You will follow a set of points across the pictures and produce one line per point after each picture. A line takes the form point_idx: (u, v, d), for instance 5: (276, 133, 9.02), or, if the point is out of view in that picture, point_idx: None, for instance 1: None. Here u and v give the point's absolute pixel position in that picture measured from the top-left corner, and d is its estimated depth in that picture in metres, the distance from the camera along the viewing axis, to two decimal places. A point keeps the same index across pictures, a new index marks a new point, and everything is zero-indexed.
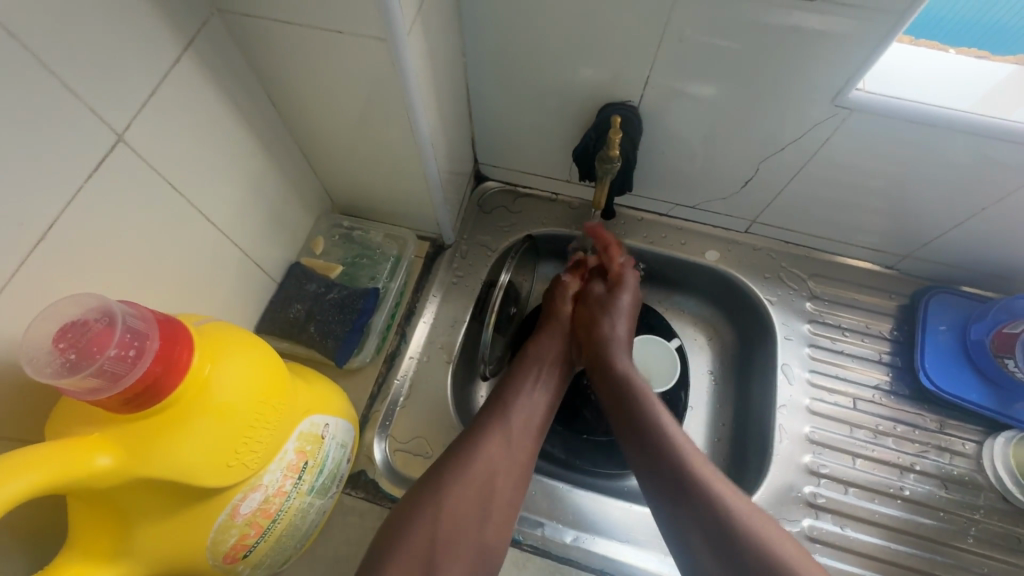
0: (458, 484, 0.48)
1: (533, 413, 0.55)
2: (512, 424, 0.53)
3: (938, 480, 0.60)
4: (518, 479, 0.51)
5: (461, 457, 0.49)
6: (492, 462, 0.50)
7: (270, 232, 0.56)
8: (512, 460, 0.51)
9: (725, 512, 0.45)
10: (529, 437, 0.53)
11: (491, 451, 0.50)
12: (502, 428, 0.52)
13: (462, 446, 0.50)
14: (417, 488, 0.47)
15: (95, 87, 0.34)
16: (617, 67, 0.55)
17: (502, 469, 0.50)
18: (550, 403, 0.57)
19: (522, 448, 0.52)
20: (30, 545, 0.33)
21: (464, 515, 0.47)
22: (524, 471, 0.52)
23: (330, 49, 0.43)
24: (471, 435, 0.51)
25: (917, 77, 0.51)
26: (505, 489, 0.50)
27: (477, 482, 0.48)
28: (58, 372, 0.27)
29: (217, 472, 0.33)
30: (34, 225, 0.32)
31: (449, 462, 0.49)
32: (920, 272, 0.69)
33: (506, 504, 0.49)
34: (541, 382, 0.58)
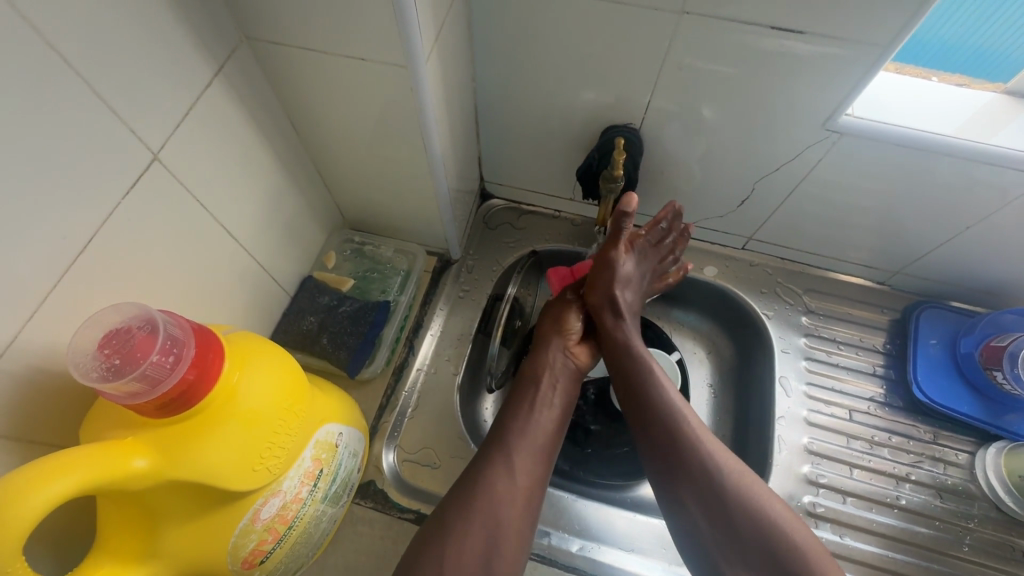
0: (464, 522, 0.45)
1: (535, 436, 0.51)
2: (514, 451, 0.49)
3: (933, 490, 0.62)
4: (527, 506, 0.47)
5: (463, 493, 0.47)
6: (497, 493, 0.47)
7: (285, 247, 0.58)
8: (520, 486, 0.48)
9: (741, 505, 0.45)
10: (534, 462, 0.50)
11: (495, 483, 0.47)
12: (503, 456, 0.49)
13: (468, 481, 0.47)
14: (423, 533, 0.45)
15: (136, 110, 0.36)
16: (619, 92, 0.58)
17: (512, 499, 0.47)
18: (554, 424, 0.53)
19: (528, 474, 0.49)
20: (55, 548, 0.34)
21: (475, 550, 0.44)
22: (534, 496, 0.48)
23: (351, 73, 0.46)
24: (475, 469, 0.48)
25: (903, 103, 0.54)
26: (514, 520, 0.46)
27: (484, 517, 0.45)
28: (104, 376, 0.29)
29: (243, 476, 0.35)
30: (76, 238, 0.34)
31: (453, 502, 0.46)
32: (911, 288, 0.72)
33: (517, 534, 0.46)
34: (541, 402, 0.54)
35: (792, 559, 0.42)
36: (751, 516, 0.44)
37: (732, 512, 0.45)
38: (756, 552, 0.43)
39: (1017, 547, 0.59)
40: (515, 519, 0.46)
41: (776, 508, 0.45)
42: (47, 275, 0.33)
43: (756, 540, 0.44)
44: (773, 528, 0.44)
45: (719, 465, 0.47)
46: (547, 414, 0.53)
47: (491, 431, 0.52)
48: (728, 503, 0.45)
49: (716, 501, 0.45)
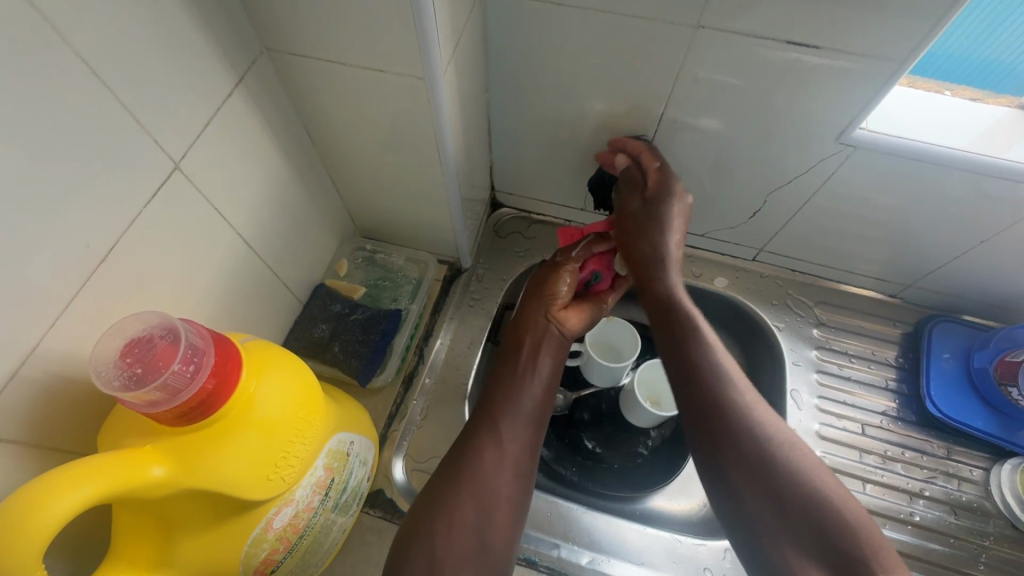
0: (454, 497, 0.44)
1: (522, 402, 0.50)
2: (500, 419, 0.49)
3: (948, 506, 0.61)
4: (517, 473, 0.46)
5: (451, 469, 0.46)
6: (484, 463, 0.46)
7: (298, 254, 0.58)
8: (510, 454, 0.47)
9: (788, 476, 0.42)
10: (522, 428, 0.49)
11: (484, 452, 0.46)
12: (491, 425, 0.48)
13: (456, 454, 0.47)
14: (416, 508, 0.44)
15: (158, 120, 0.36)
16: (632, 104, 0.58)
17: (500, 468, 0.46)
18: (542, 391, 0.52)
19: (518, 440, 0.48)
20: (70, 555, 0.34)
21: (467, 518, 0.43)
22: (523, 465, 0.47)
23: (368, 84, 0.46)
24: (463, 439, 0.48)
25: (918, 117, 0.54)
26: (504, 488, 0.45)
27: (473, 487, 0.44)
28: (125, 385, 0.30)
29: (257, 485, 0.35)
30: (98, 245, 0.35)
31: (442, 477, 0.45)
32: (922, 301, 0.72)
33: (509, 501, 0.45)
34: (530, 365, 0.53)
35: (848, 542, 0.39)
36: (801, 490, 0.41)
37: (778, 488, 0.42)
38: (807, 528, 0.40)
39: None
40: (506, 488, 0.45)
41: (828, 483, 0.42)
42: (70, 282, 0.33)
43: (807, 518, 0.40)
44: (825, 504, 0.40)
45: (766, 436, 0.44)
46: (534, 380, 0.52)
47: (479, 403, 0.51)
48: (777, 477, 0.42)
49: (760, 475, 0.42)
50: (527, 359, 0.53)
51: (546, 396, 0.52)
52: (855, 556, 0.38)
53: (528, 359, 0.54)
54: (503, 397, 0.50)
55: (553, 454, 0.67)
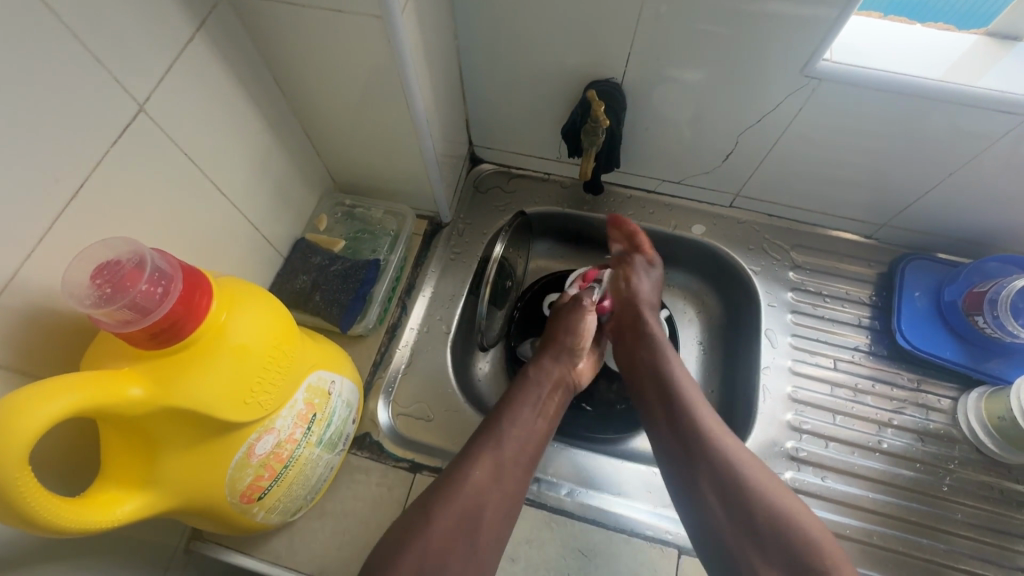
0: (455, 497, 0.49)
1: (529, 441, 0.55)
2: (504, 452, 0.53)
3: (916, 434, 0.63)
4: (506, 500, 0.51)
5: (452, 479, 0.50)
6: (485, 478, 0.51)
7: (277, 208, 0.60)
8: (502, 480, 0.51)
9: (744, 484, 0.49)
10: (517, 469, 0.53)
11: (478, 473, 0.51)
12: (495, 446, 0.53)
13: (455, 474, 0.50)
14: (419, 503, 0.49)
15: (117, 59, 0.37)
16: (601, 47, 0.58)
17: (491, 493, 0.50)
18: (544, 431, 0.57)
19: (512, 476, 0.52)
20: (65, 477, 0.37)
21: (461, 523, 0.48)
22: (513, 498, 0.52)
23: (331, 27, 0.46)
24: (467, 456, 0.52)
25: (884, 46, 0.54)
26: (495, 515, 0.50)
27: (466, 501, 0.49)
28: (96, 303, 0.32)
29: (235, 408, 0.37)
30: (67, 182, 0.36)
31: (446, 478, 0.50)
32: (898, 241, 0.72)
33: (496, 521, 0.50)
34: (539, 409, 0.58)
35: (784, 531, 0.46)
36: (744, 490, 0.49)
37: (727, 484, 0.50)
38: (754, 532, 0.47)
39: (998, 487, 0.61)
40: (492, 514, 0.50)
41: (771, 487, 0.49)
42: (39, 217, 0.35)
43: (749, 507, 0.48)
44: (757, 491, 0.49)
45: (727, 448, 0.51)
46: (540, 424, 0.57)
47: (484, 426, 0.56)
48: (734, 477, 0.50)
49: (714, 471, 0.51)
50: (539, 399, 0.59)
51: (545, 438, 0.57)
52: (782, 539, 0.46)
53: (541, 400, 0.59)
54: (513, 429, 0.55)
55: None
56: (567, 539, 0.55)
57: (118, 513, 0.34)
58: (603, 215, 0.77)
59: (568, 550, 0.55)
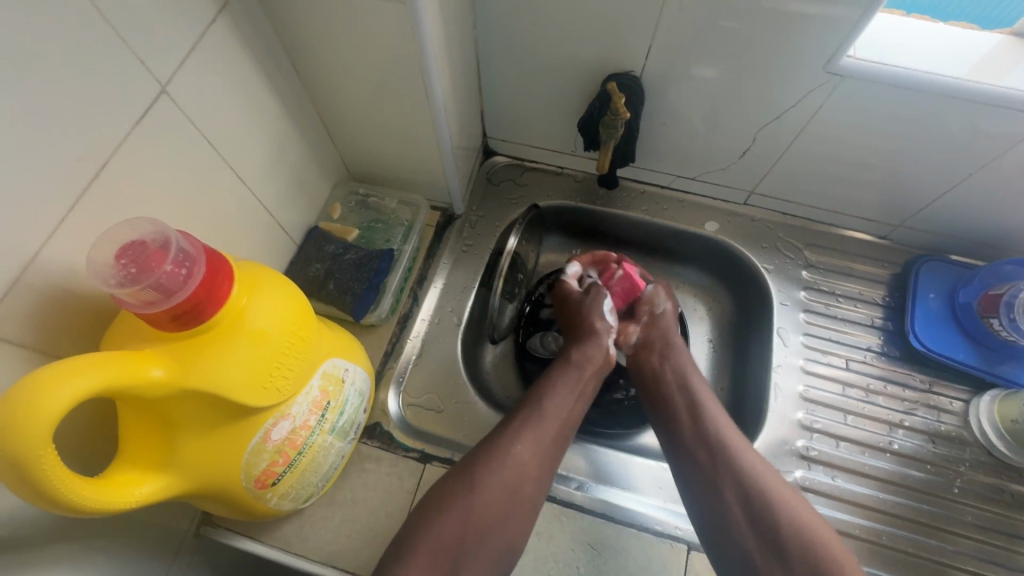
0: (484, 484, 0.49)
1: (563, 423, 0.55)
2: (544, 429, 0.53)
3: (926, 436, 0.63)
4: (535, 494, 0.50)
5: (484, 459, 0.50)
6: (522, 461, 0.51)
7: (291, 195, 0.59)
8: (541, 463, 0.51)
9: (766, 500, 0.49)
10: (553, 448, 0.53)
11: (519, 459, 0.51)
12: (534, 432, 0.53)
13: (488, 455, 0.51)
14: (445, 490, 0.49)
15: (141, 40, 0.37)
16: (621, 40, 0.57)
17: (528, 476, 0.51)
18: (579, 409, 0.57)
19: (551, 453, 0.53)
20: (83, 458, 0.37)
21: (487, 512, 0.48)
22: (547, 477, 0.52)
23: (353, 12, 0.46)
24: (501, 438, 0.52)
25: (908, 44, 0.53)
26: (532, 494, 0.50)
27: (501, 487, 0.49)
28: (121, 283, 0.31)
29: (253, 393, 0.37)
30: (88, 164, 0.35)
31: (475, 466, 0.50)
32: (913, 242, 0.72)
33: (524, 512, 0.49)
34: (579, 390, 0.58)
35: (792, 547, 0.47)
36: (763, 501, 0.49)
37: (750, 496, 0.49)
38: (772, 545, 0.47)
39: (1008, 491, 0.61)
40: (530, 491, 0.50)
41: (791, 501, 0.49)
42: (60, 199, 0.34)
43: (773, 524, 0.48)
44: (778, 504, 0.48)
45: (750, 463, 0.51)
46: (576, 405, 0.57)
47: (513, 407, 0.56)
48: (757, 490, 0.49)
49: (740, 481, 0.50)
50: (578, 383, 0.58)
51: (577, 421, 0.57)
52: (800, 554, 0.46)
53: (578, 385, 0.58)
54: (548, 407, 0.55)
55: None
56: (575, 533, 0.55)
57: (136, 495, 0.34)
58: (616, 209, 0.76)
59: (577, 543, 0.55)
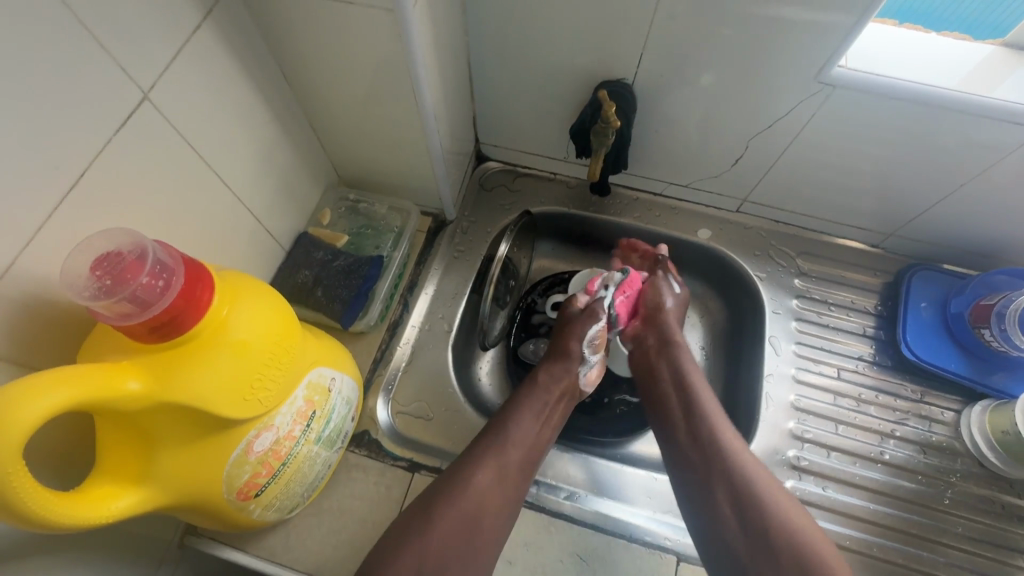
0: (446, 515, 0.48)
1: (529, 450, 0.55)
2: (506, 461, 0.53)
3: (918, 446, 0.63)
4: (497, 525, 0.50)
5: (445, 488, 0.50)
6: (482, 495, 0.50)
7: (280, 201, 0.59)
8: (500, 501, 0.51)
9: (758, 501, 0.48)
10: (518, 478, 0.53)
11: (479, 488, 0.50)
12: (496, 462, 0.52)
13: (450, 485, 0.50)
14: (411, 515, 0.48)
15: (123, 45, 0.36)
16: (612, 47, 0.57)
17: (490, 505, 0.50)
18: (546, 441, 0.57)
19: (513, 484, 0.52)
20: (59, 471, 0.36)
21: (445, 554, 0.46)
22: (510, 510, 0.51)
23: (341, 18, 0.45)
24: (464, 465, 0.51)
25: (899, 54, 0.53)
26: (491, 529, 0.49)
27: (464, 515, 0.48)
28: (95, 296, 0.31)
29: (234, 405, 0.36)
30: (66, 172, 0.35)
31: (437, 494, 0.49)
32: (905, 251, 0.72)
33: (487, 547, 0.49)
34: (545, 417, 0.57)
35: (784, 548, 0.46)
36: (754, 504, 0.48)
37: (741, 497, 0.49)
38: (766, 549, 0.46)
39: (998, 501, 0.60)
40: (490, 524, 0.49)
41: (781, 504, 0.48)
42: (37, 208, 0.34)
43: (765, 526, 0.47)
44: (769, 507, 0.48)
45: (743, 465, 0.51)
46: (537, 442, 0.56)
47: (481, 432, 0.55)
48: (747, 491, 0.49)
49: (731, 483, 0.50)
50: (544, 407, 0.58)
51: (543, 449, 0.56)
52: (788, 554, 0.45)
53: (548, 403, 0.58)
54: (515, 434, 0.54)
55: None
56: (564, 544, 0.55)
57: (114, 508, 0.34)
58: (609, 216, 0.76)
59: (565, 554, 0.54)
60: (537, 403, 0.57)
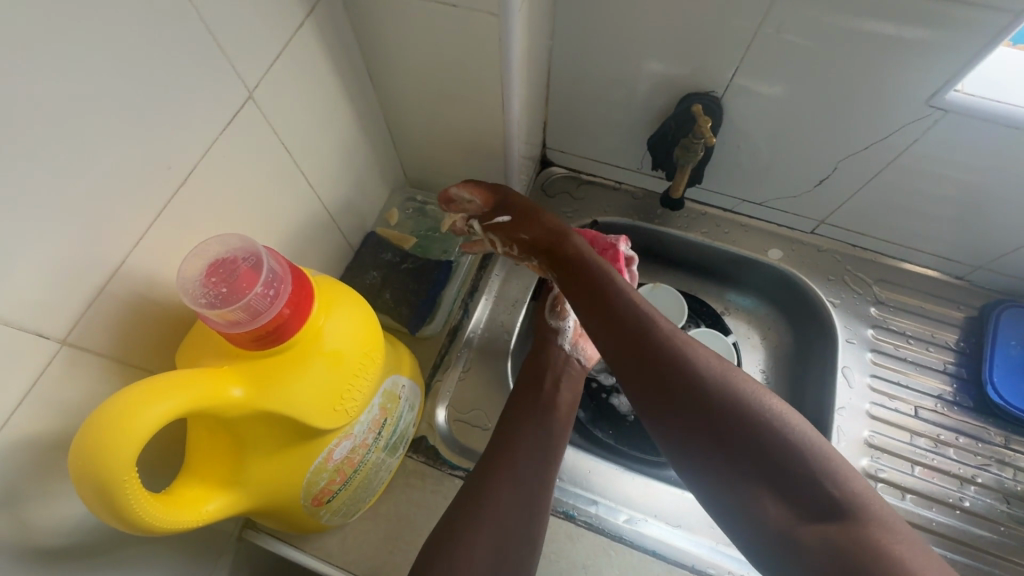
0: (472, 529, 0.44)
1: (543, 439, 0.52)
2: (520, 452, 0.50)
3: (1000, 495, 0.59)
4: (527, 518, 0.46)
5: (467, 501, 0.46)
6: (504, 498, 0.47)
7: (353, 200, 0.58)
8: (522, 492, 0.47)
9: (757, 452, 0.37)
10: (530, 468, 0.49)
11: (502, 494, 0.47)
12: (511, 459, 0.49)
13: (476, 490, 0.47)
14: (433, 539, 0.44)
15: (237, 45, 0.36)
16: (705, 59, 0.55)
17: (513, 505, 0.46)
18: (562, 424, 0.54)
19: (532, 476, 0.49)
20: (150, 471, 0.36)
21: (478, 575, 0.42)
22: (537, 499, 0.48)
23: (439, 20, 0.44)
24: (480, 474, 0.48)
25: (1021, 80, 0.49)
26: (523, 525, 0.46)
27: (492, 526, 0.45)
28: (211, 303, 0.31)
29: (325, 415, 0.36)
30: (177, 169, 0.35)
31: (458, 506, 0.46)
32: (993, 285, 0.68)
33: (527, 542, 0.46)
34: (548, 403, 0.55)
35: (809, 489, 0.36)
36: (755, 453, 0.37)
37: (737, 447, 0.38)
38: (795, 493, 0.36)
39: None
40: (517, 526, 0.46)
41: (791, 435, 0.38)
42: (149, 206, 0.34)
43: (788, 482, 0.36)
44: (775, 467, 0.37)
45: (727, 406, 0.39)
46: (546, 434, 0.52)
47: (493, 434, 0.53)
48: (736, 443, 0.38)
49: (723, 433, 0.38)
50: (546, 397, 0.55)
51: (561, 439, 0.53)
52: (824, 507, 0.35)
53: (547, 392, 0.56)
54: (524, 430, 0.52)
55: (590, 415, 0.67)
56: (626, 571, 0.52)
57: (206, 511, 0.33)
58: (675, 229, 0.74)
59: None
60: (534, 394, 0.55)
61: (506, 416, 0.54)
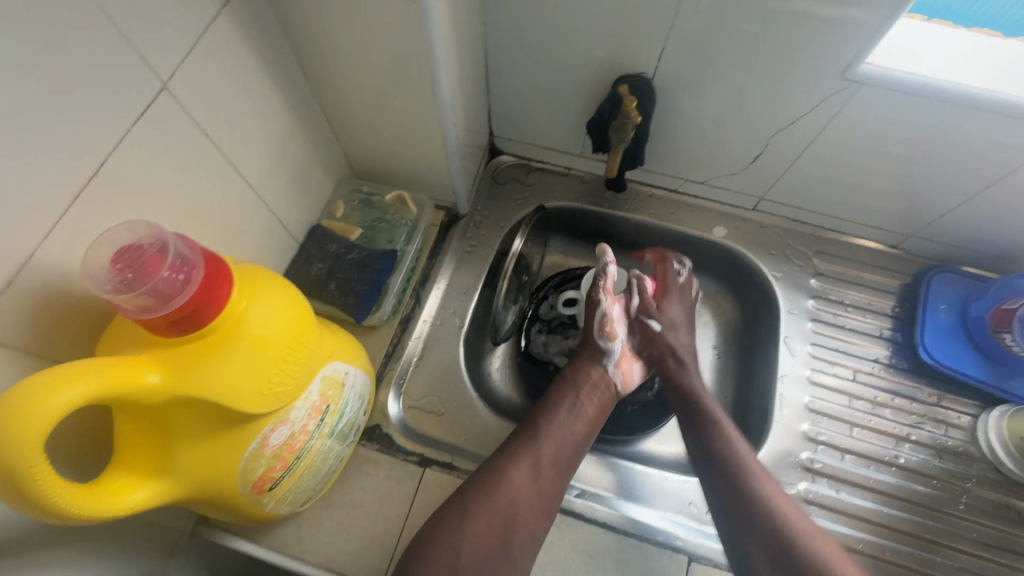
0: (481, 512, 0.48)
1: (565, 443, 0.55)
2: (541, 451, 0.53)
3: (933, 450, 0.62)
4: (537, 514, 0.50)
5: (481, 485, 0.50)
6: (517, 489, 0.50)
7: (294, 193, 0.58)
8: (534, 490, 0.51)
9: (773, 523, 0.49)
10: (549, 471, 0.53)
11: (515, 485, 0.50)
12: (531, 453, 0.52)
13: (490, 477, 0.50)
14: (440, 514, 0.48)
15: (143, 34, 0.36)
16: (633, 41, 0.56)
17: (523, 502, 0.50)
18: (583, 433, 0.56)
19: (550, 478, 0.52)
20: (77, 462, 0.36)
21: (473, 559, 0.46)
22: (547, 503, 0.51)
23: (360, 9, 0.45)
24: (497, 460, 0.52)
25: (930, 51, 0.52)
26: (530, 517, 0.50)
27: (498, 512, 0.49)
28: (117, 288, 0.31)
29: (253, 400, 0.36)
30: (88, 160, 0.35)
31: (470, 489, 0.50)
32: (925, 252, 0.71)
33: (528, 535, 0.49)
34: (578, 410, 0.57)
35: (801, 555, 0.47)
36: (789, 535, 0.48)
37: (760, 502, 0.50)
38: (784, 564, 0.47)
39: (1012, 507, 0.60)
40: (525, 518, 0.50)
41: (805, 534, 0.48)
42: (57, 198, 0.33)
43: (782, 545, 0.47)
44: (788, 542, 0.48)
45: (768, 503, 0.50)
46: (574, 438, 0.55)
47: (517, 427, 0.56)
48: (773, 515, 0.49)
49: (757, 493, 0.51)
50: (576, 402, 0.58)
51: (583, 443, 0.56)
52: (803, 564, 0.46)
53: (581, 397, 0.58)
54: (549, 428, 0.55)
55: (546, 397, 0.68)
56: (576, 543, 0.54)
57: (132, 499, 0.34)
58: (623, 212, 0.75)
59: (575, 553, 0.54)
60: (567, 396, 0.58)
61: (539, 410, 0.57)
